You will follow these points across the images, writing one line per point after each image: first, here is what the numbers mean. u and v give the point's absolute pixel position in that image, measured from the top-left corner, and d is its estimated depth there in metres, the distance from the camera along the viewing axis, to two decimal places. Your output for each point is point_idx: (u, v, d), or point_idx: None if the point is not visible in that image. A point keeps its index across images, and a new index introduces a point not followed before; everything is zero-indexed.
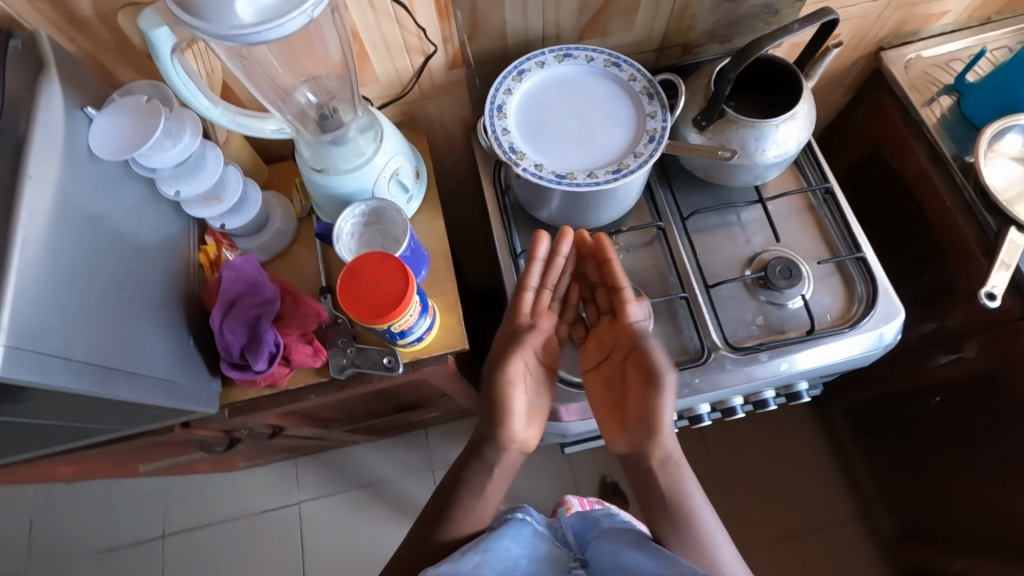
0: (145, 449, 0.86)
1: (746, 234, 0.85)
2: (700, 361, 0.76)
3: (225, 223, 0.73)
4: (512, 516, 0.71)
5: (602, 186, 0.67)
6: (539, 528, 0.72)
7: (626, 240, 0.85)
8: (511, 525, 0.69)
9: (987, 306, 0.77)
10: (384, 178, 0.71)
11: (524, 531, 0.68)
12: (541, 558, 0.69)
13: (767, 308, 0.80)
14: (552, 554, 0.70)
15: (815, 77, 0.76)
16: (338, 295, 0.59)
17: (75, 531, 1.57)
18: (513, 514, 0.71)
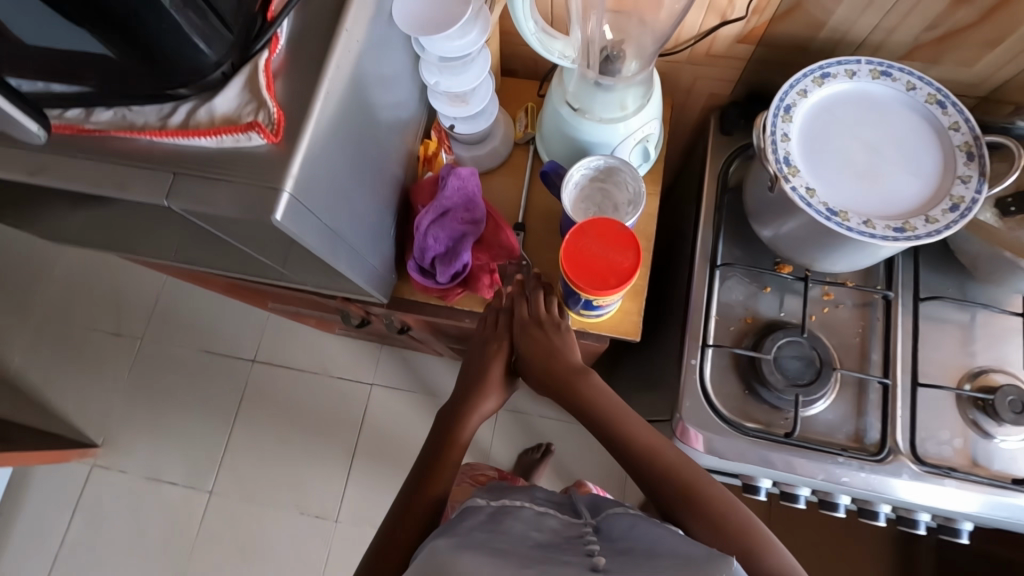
0: (295, 298, 0.91)
1: (981, 343, 0.73)
2: (875, 457, 0.68)
3: (455, 125, 0.70)
4: (495, 503, 0.57)
5: (876, 240, 0.58)
6: (543, 510, 0.57)
7: (839, 294, 0.76)
8: (511, 512, 0.55)
9: None
10: (632, 139, 0.65)
11: (519, 517, 0.54)
12: (546, 531, 0.53)
13: (971, 433, 0.70)
14: (562, 529, 0.54)
15: None
16: (563, 250, 0.55)
17: (187, 324, 1.77)
18: (512, 501, 0.58)
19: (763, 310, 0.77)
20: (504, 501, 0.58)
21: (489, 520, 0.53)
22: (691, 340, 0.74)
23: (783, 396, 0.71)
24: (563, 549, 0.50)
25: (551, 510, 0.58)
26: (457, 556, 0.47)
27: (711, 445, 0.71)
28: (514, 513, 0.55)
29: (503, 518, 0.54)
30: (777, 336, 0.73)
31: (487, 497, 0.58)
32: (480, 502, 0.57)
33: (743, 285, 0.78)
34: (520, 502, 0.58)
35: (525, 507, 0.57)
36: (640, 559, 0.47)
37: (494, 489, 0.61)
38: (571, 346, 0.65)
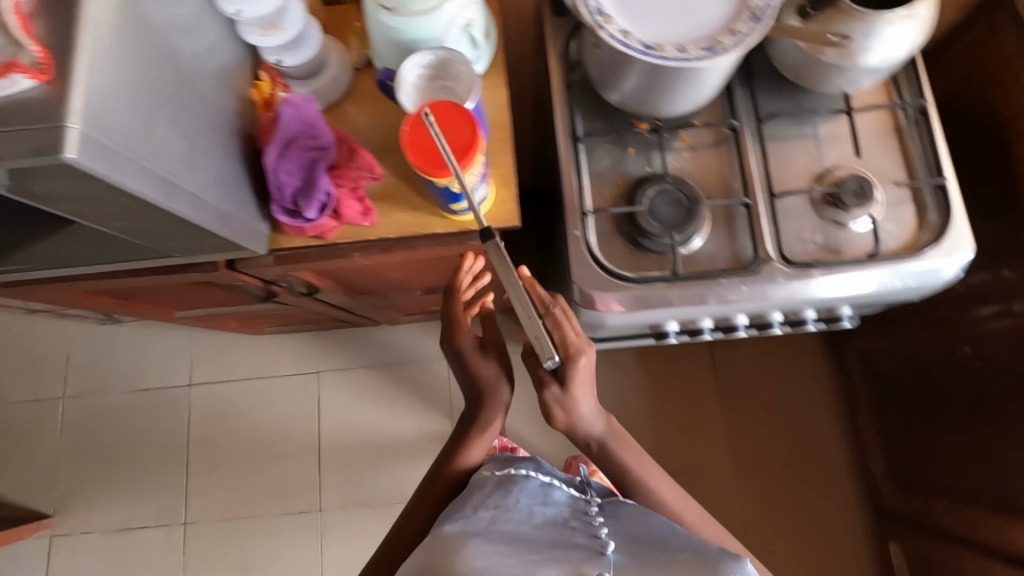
0: (187, 287, 0.88)
1: (821, 149, 0.80)
2: (750, 270, 0.75)
3: (281, 59, 0.69)
4: (501, 471, 0.71)
5: (692, 62, 0.62)
6: (549, 483, 0.71)
7: (694, 138, 0.81)
8: (517, 482, 0.69)
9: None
10: (454, 28, 0.67)
11: (525, 490, 0.68)
12: (552, 507, 0.68)
13: (828, 228, 0.77)
14: (564, 505, 0.69)
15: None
16: (404, 143, 0.56)
17: (109, 369, 1.67)
18: (517, 471, 0.71)
19: (631, 170, 0.81)
20: (511, 472, 0.71)
21: (500, 496, 0.67)
22: (572, 213, 0.78)
23: (663, 240, 0.76)
24: (573, 530, 0.65)
25: (557, 481, 0.72)
26: (473, 543, 0.60)
27: (609, 302, 0.76)
28: (520, 484, 0.69)
29: (511, 491, 0.68)
30: (646, 188, 0.77)
31: (495, 466, 0.72)
32: (487, 474, 0.71)
33: (608, 152, 0.81)
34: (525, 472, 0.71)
35: (532, 479, 0.70)
36: (647, 545, 0.62)
37: (502, 458, 0.74)
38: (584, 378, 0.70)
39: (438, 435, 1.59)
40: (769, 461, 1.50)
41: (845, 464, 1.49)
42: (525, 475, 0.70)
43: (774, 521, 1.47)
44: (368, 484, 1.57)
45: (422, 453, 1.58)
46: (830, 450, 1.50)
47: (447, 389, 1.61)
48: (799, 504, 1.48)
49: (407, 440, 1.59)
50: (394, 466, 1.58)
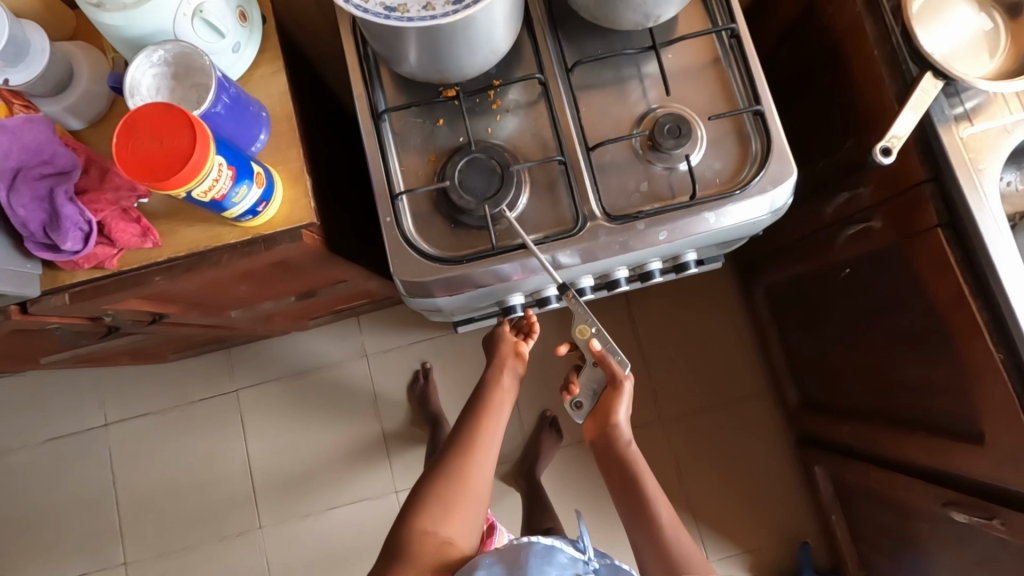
0: (2, 337, 0.81)
1: (640, 90, 0.75)
2: (572, 232, 0.71)
3: (8, 77, 0.62)
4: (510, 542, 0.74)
5: (438, 20, 0.58)
6: (552, 546, 0.75)
7: (507, 99, 0.76)
8: (525, 550, 0.73)
9: (878, 162, 0.73)
10: (186, 16, 0.60)
11: (533, 558, 0.72)
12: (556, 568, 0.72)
13: (653, 175, 0.73)
14: (567, 568, 0.74)
15: None
16: (115, 154, 0.50)
17: (17, 423, 1.60)
18: (523, 540, 0.75)
19: (442, 143, 0.75)
20: (518, 540, 0.74)
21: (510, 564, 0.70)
22: (382, 199, 0.73)
23: (478, 214, 0.71)
24: None
25: (558, 543, 0.76)
26: None
27: (433, 287, 0.71)
28: (528, 549, 0.73)
29: (520, 560, 0.71)
30: (455, 161, 0.72)
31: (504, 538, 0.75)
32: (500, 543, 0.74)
33: (417, 127, 0.76)
34: (529, 539, 0.75)
35: (536, 544, 0.74)
36: None
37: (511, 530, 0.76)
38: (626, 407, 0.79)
39: (368, 434, 1.57)
40: (695, 406, 1.50)
41: (768, 396, 1.50)
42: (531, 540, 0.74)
43: (706, 463, 1.48)
44: (304, 494, 1.55)
45: (354, 454, 1.56)
46: (753, 386, 1.51)
47: (370, 387, 1.58)
48: (728, 443, 1.49)
49: (338, 444, 1.56)
50: (328, 471, 1.55)
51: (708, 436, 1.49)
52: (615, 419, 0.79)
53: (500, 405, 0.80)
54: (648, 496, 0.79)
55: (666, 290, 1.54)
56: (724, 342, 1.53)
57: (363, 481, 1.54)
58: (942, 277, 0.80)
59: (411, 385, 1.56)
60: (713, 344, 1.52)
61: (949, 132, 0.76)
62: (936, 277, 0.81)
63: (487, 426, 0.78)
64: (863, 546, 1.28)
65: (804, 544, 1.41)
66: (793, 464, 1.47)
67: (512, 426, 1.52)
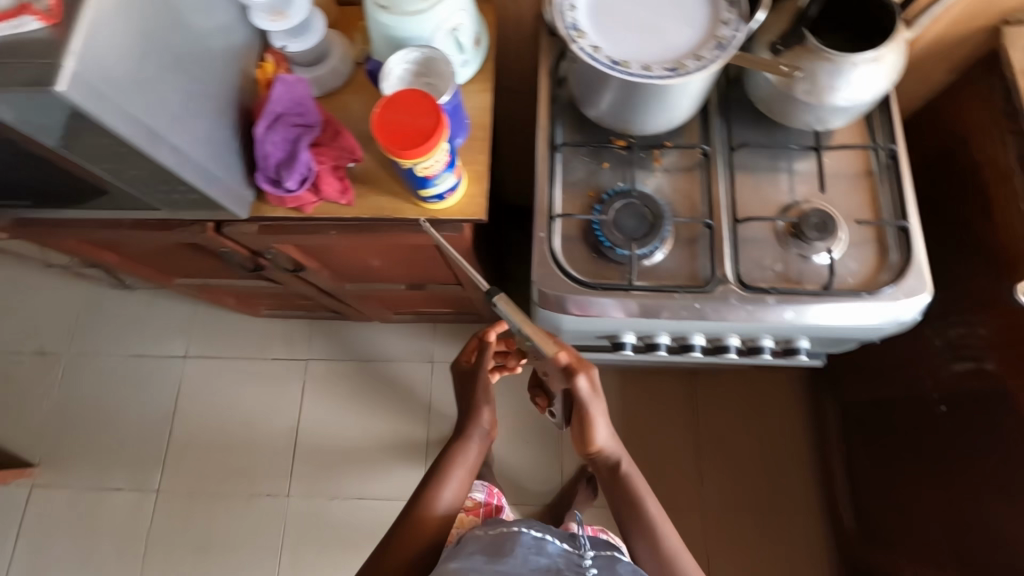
0: (181, 248, 0.94)
1: (791, 182, 0.82)
2: (705, 289, 0.76)
3: (286, 45, 0.76)
4: (491, 531, 0.75)
5: (653, 81, 0.66)
6: (545, 535, 0.74)
7: (667, 159, 0.84)
8: (511, 539, 0.73)
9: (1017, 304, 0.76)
10: (443, 30, 0.72)
11: (519, 545, 0.72)
12: (545, 556, 0.71)
13: (790, 259, 0.79)
14: (558, 556, 0.72)
15: (903, 38, 0.70)
16: (374, 121, 0.61)
17: (113, 333, 1.75)
18: (511, 529, 0.75)
19: (603, 183, 0.84)
20: (505, 530, 0.75)
21: (490, 552, 0.71)
22: (540, 216, 0.81)
23: (623, 251, 0.78)
24: None
25: (551, 533, 0.74)
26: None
27: (563, 303, 0.78)
28: (511, 539, 0.73)
29: (503, 548, 0.72)
30: (613, 200, 0.80)
31: (488, 527, 0.76)
32: (479, 532, 0.75)
33: (584, 163, 0.85)
34: (518, 527, 0.75)
35: (526, 533, 0.74)
36: None
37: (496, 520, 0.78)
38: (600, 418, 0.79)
39: (413, 436, 1.61)
40: (738, 505, 1.46)
41: (819, 519, 1.43)
42: (519, 530, 0.74)
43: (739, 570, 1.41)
44: (337, 475, 1.59)
45: (394, 452, 1.60)
46: (804, 503, 1.45)
47: (428, 391, 1.63)
48: (766, 556, 1.42)
49: (382, 437, 1.61)
50: (366, 460, 1.59)
51: (747, 540, 1.44)
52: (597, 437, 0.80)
53: (477, 430, 0.90)
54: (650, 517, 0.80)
55: (736, 379, 1.54)
56: (782, 450, 1.49)
57: (396, 480, 1.57)
58: None
59: None
60: (772, 449, 1.49)
61: None
62: None
63: (465, 442, 0.88)
64: None
65: None
66: None
67: (552, 470, 1.52)
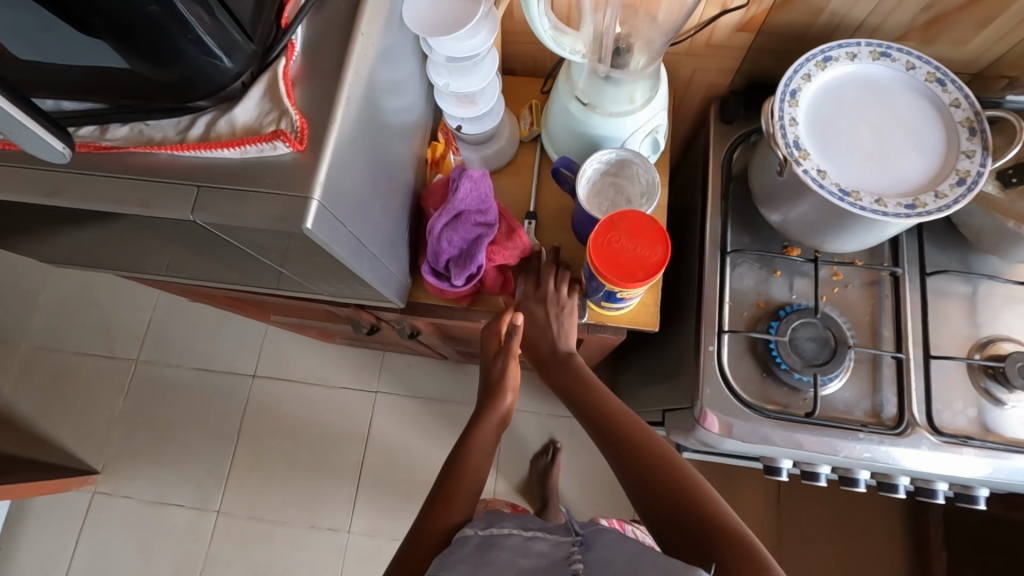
0: (306, 309, 0.90)
1: (987, 314, 0.75)
2: (895, 431, 0.70)
3: (462, 126, 0.70)
4: (483, 532, 0.59)
5: (888, 218, 0.59)
6: (532, 536, 0.60)
7: (847, 274, 0.78)
8: (500, 542, 0.58)
9: None
10: (642, 131, 0.66)
11: (505, 548, 0.57)
12: (534, 557, 0.56)
13: (984, 403, 0.72)
14: (548, 554, 0.57)
15: None
16: (592, 245, 0.56)
17: (183, 344, 1.74)
18: (500, 530, 0.59)
19: (774, 294, 0.78)
20: (493, 530, 0.59)
21: (476, 555, 0.56)
22: (707, 328, 0.75)
23: (801, 377, 0.72)
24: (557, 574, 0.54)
25: (538, 533, 0.60)
26: None
27: (732, 429, 0.72)
28: (500, 543, 0.57)
29: (491, 551, 0.56)
30: (791, 319, 0.74)
31: (476, 527, 0.60)
32: (469, 532, 0.59)
33: (754, 270, 0.78)
34: (507, 531, 0.59)
35: (513, 536, 0.59)
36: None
37: (487, 515, 0.62)
38: (568, 327, 0.69)
39: None
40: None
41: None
42: (503, 531, 0.59)
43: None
44: (400, 516, 1.55)
45: None
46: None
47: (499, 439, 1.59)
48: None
49: None
50: None
51: None
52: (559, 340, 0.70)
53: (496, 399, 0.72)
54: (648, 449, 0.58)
55: None
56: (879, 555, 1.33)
57: None
58: None
59: (534, 457, 1.48)
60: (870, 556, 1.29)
61: None
62: None
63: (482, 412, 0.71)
64: None
65: None
66: None
67: None
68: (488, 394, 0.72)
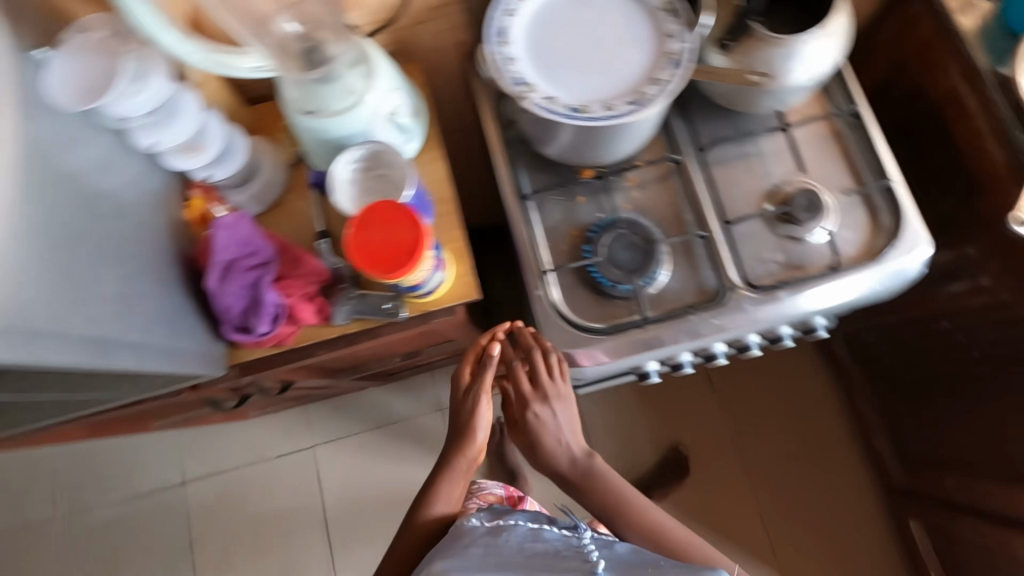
0: (157, 408, 0.85)
1: (766, 166, 0.80)
2: (718, 302, 0.74)
3: (212, 173, 0.68)
4: (488, 523, 0.65)
5: (620, 119, 0.62)
6: (539, 525, 0.65)
7: (640, 176, 0.81)
8: (508, 529, 0.64)
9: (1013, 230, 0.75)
10: (382, 118, 0.66)
11: (516, 535, 0.63)
12: (546, 542, 0.62)
13: (788, 246, 0.77)
14: (556, 540, 0.62)
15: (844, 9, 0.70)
16: (349, 250, 0.55)
17: (98, 482, 1.62)
18: (506, 522, 0.65)
19: (584, 219, 0.80)
20: (498, 522, 0.65)
21: (488, 536, 0.62)
22: (532, 274, 0.77)
23: (626, 286, 0.75)
24: (563, 558, 0.59)
25: (545, 524, 0.66)
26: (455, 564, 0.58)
27: (582, 358, 0.74)
28: (508, 530, 0.64)
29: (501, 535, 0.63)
30: (602, 237, 0.76)
31: (482, 518, 0.67)
32: (475, 523, 0.65)
33: (558, 204, 0.80)
34: (513, 521, 0.66)
35: (522, 526, 0.65)
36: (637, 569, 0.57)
37: (494, 512, 0.69)
38: (573, 417, 0.73)
39: None
40: (785, 453, 1.45)
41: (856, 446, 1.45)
42: (513, 522, 0.65)
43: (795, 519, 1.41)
44: None
45: None
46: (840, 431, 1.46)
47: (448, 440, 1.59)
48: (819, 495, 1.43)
49: None
50: None
51: None
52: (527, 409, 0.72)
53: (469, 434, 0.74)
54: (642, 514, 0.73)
55: None
56: (802, 395, 1.46)
57: None
58: None
59: None
60: None
61: None
62: None
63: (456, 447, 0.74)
64: None
65: None
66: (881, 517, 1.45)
67: None
68: (459, 429, 0.74)
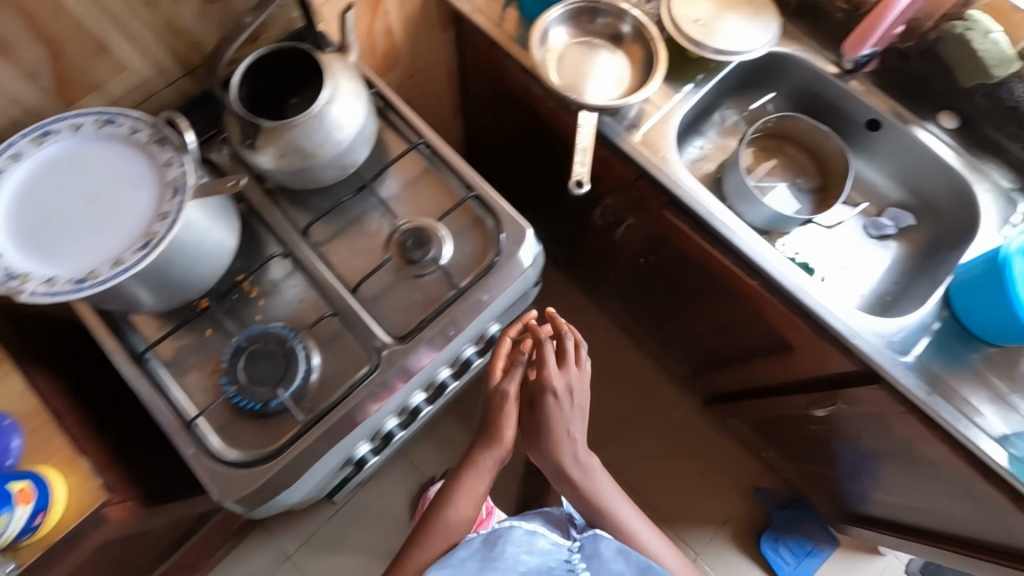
0: None
1: (373, 221, 0.83)
2: (372, 369, 0.74)
3: None
4: (484, 530, 0.74)
5: (135, 268, 0.58)
6: (531, 528, 0.77)
7: (261, 282, 0.79)
8: (501, 534, 0.74)
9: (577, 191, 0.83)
10: None
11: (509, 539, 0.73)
12: (534, 553, 0.73)
13: (419, 284, 0.79)
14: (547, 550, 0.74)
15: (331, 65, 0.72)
16: None
17: None
18: (498, 528, 0.75)
19: (219, 350, 0.75)
20: (493, 529, 0.75)
21: (483, 546, 0.72)
22: (180, 433, 0.71)
23: (275, 401, 0.71)
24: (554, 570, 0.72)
25: (538, 528, 0.77)
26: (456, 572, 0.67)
27: (263, 491, 0.69)
28: (502, 536, 0.73)
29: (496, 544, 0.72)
30: (235, 362, 0.72)
31: (479, 526, 0.76)
32: (472, 535, 0.74)
33: (186, 348, 0.75)
34: (508, 525, 0.76)
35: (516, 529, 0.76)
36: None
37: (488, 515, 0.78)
38: (548, 421, 0.81)
39: None
40: (603, 402, 1.59)
41: (652, 367, 1.63)
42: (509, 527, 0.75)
43: (637, 453, 1.55)
44: None
45: None
46: (634, 363, 1.63)
47: None
48: (646, 424, 1.58)
49: None
50: None
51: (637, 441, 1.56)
52: (549, 386, 0.79)
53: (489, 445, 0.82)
54: (619, 520, 0.83)
55: None
56: None
57: None
58: (687, 241, 0.94)
59: None
60: None
61: (626, 140, 0.91)
62: (686, 243, 0.95)
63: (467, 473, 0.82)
64: (793, 464, 1.40)
65: (759, 489, 1.51)
66: (712, 426, 1.58)
67: None
68: (488, 429, 0.82)
